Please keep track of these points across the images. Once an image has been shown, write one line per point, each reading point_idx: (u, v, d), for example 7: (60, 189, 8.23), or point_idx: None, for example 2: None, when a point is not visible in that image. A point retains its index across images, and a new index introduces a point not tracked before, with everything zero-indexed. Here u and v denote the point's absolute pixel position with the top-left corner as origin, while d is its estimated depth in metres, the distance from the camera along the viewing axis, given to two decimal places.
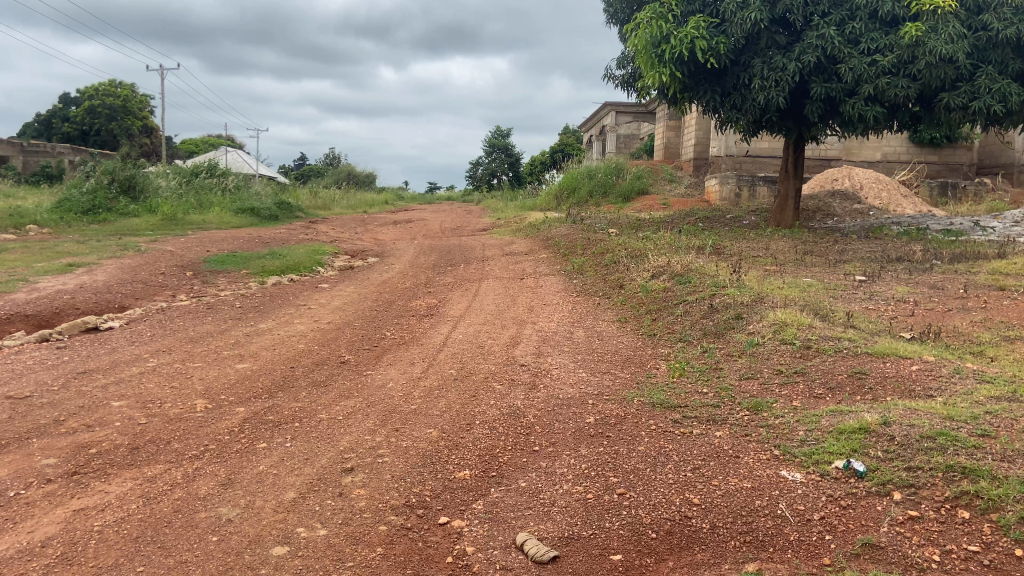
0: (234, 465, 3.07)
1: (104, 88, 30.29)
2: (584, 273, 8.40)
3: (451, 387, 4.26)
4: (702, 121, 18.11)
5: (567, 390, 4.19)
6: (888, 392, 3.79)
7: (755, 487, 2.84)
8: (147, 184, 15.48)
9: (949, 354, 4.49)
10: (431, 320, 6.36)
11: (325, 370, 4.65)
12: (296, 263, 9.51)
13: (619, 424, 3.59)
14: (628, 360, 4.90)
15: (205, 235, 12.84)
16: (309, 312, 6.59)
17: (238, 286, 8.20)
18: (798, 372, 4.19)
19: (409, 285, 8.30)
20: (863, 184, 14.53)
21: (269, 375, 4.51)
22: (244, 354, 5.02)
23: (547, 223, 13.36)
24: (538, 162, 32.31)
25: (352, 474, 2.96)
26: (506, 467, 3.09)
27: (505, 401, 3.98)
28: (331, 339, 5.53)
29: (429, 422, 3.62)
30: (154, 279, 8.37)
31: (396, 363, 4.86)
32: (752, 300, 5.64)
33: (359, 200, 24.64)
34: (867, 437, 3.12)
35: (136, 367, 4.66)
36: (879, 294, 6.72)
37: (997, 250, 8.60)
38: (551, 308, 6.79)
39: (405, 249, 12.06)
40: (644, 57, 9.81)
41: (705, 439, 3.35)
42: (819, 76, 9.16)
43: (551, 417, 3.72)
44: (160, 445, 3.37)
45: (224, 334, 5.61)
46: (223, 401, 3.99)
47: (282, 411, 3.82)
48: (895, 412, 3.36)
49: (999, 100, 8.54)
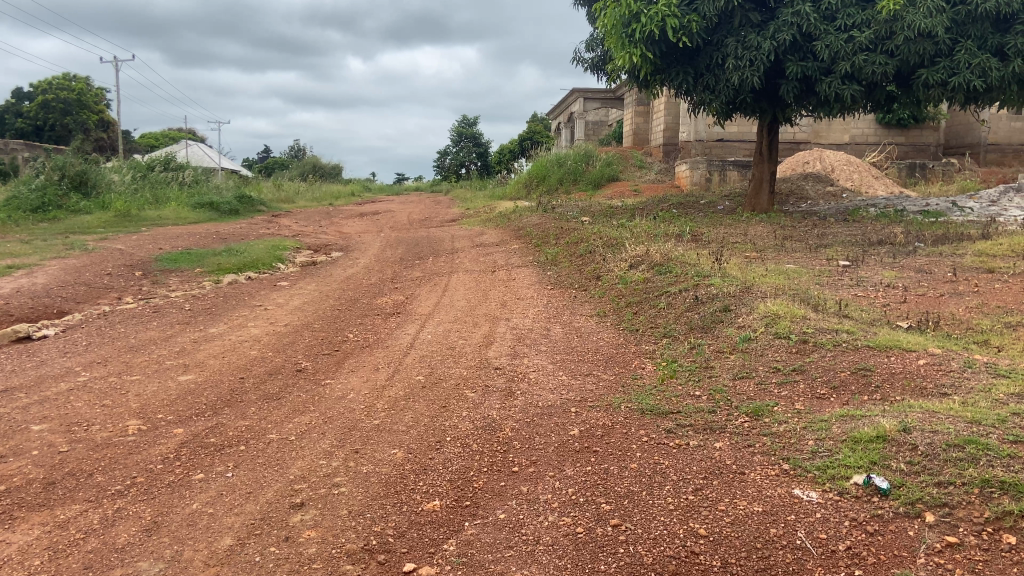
0: (164, 504, 2.64)
1: (58, 82, 29.17)
2: (558, 264, 8.01)
3: (420, 396, 3.85)
4: (671, 105, 17.81)
5: (547, 397, 3.80)
6: (896, 391, 3.47)
7: (769, 512, 2.48)
8: (100, 179, 14.78)
9: (954, 345, 4.18)
10: (397, 320, 5.91)
11: (279, 380, 4.21)
12: (254, 260, 9.01)
13: (606, 436, 3.22)
14: (611, 359, 4.52)
15: (159, 232, 12.22)
16: (265, 313, 6.11)
17: (190, 286, 7.68)
18: (797, 370, 3.84)
19: (374, 281, 7.85)
20: (834, 166, 14.33)
21: (215, 388, 4.05)
22: (189, 363, 4.55)
23: (518, 213, 12.95)
24: (506, 150, 31.77)
25: (302, 511, 2.54)
26: (482, 495, 2.70)
27: (479, 412, 3.57)
28: (287, 344, 5.07)
29: (394, 440, 3.20)
30: (99, 281, 7.81)
31: (358, 369, 4.44)
32: (739, 291, 5.29)
33: (323, 192, 24.00)
34: (887, 447, 2.78)
35: (65, 383, 4.17)
36: (867, 279, 6.42)
37: (980, 231, 8.40)
38: (525, 303, 6.39)
39: (371, 243, 11.57)
40: (615, 38, 9.44)
41: (704, 452, 2.99)
42: (795, 54, 8.85)
43: (530, 430, 3.32)
44: (80, 478, 2.92)
45: (170, 340, 5.13)
46: (160, 422, 3.54)
47: (226, 431, 3.38)
48: (912, 415, 3.02)
49: (979, 75, 8.28)
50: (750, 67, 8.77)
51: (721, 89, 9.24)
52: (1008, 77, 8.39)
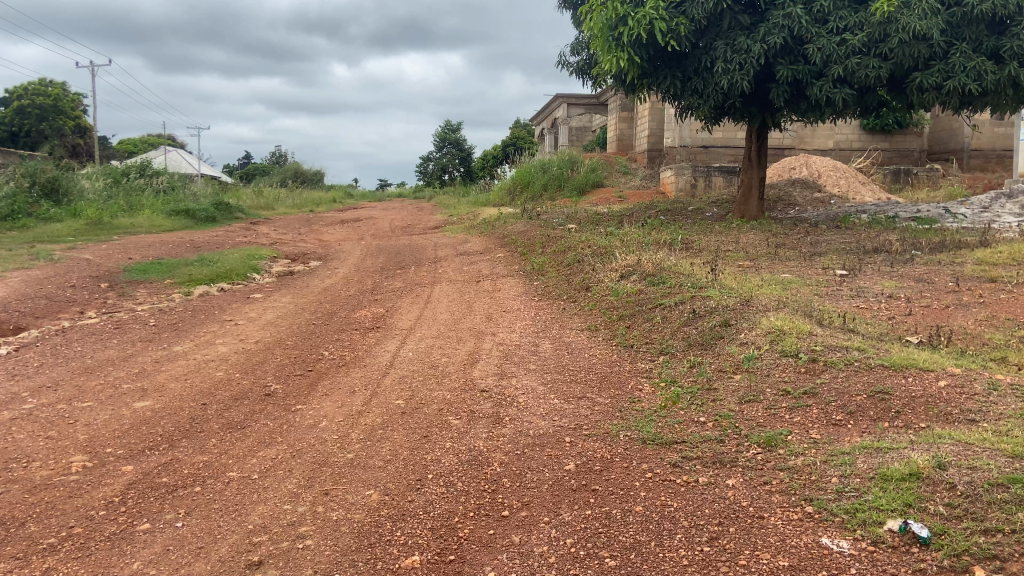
0: (100, 564, 2.30)
1: (33, 87, 28.41)
2: (545, 273, 7.69)
3: (399, 424, 3.51)
4: (656, 111, 17.62)
5: (538, 425, 3.47)
6: (919, 417, 3.19)
7: (796, 567, 2.18)
8: (72, 186, 14.34)
9: (973, 364, 3.92)
10: (376, 335, 5.57)
11: (245, 406, 3.83)
12: (228, 270, 8.63)
13: (605, 472, 2.89)
14: (605, 380, 4.21)
15: (131, 241, 11.76)
16: (235, 329, 5.73)
17: (159, 299, 7.29)
18: (809, 394, 3.54)
19: (353, 292, 7.49)
20: (821, 172, 14.15)
21: (173, 416, 3.68)
22: (147, 388, 4.17)
23: (502, 219, 12.64)
24: (490, 156, 31.46)
25: (259, 572, 2.22)
26: (468, 548, 2.37)
27: (464, 443, 3.24)
28: (257, 364, 4.69)
29: (368, 479, 2.86)
30: (61, 294, 7.37)
31: (332, 393, 4.07)
32: (739, 303, 5.01)
33: (305, 198, 23.52)
34: (921, 486, 2.50)
35: (7, 412, 3.78)
36: (867, 289, 6.17)
37: (978, 238, 8.18)
38: (512, 316, 6.07)
39: (351, 251, 11.20)
40: (601, 41, 9.17)
41: (715, 491, 2.69)
42: (786, 58, 8.62)
43: (521, 465, 2.99)
44: (9, 529, 2.56)
45: (130, 360, 4.74)
46: (107, 457, 3.18)
47: (180, 469, 3.02)
48: (944, 448, 2.74)
49: (975, 79, 8.07)
50: (740, 70, 8.51)
51: (710, 93, 8.97)
52: (1003, 81, 8.18)
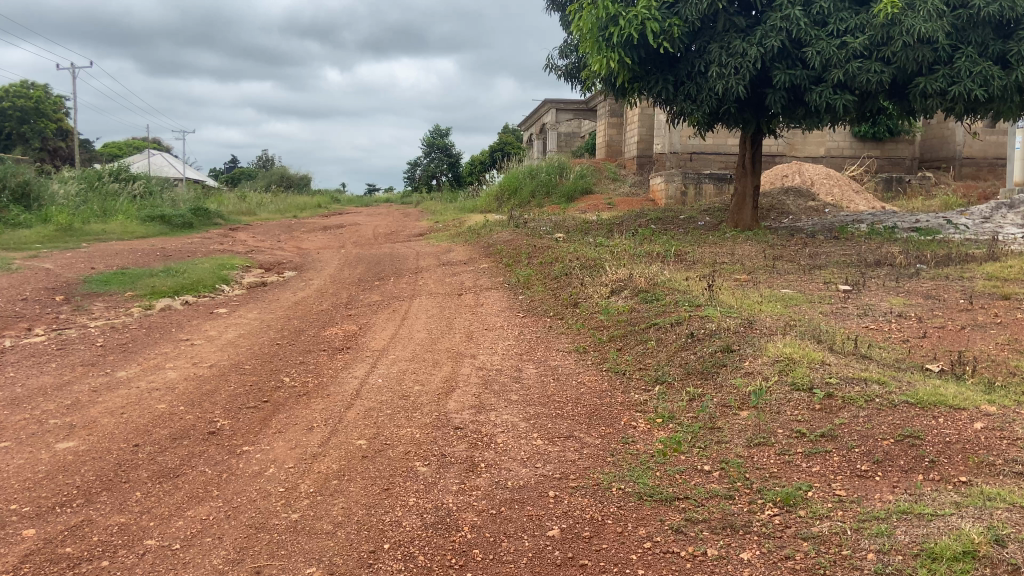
0: None
1: (14, 88, 27.61)
2: (531, 288, 7.23)
3: (357, 473, 3.04)
4: (646, 117, 17.21)
5: (518, 474, 3.00)
6: (957, 469, 2.75)
7: None
8: (43, 191, 13.80)
9: (1006, 399, 3.48)
10: (344, 358, 5.07)
11: (182, 449, 3.34)
12: (194, 281, 8.12)
13: (595, 541, 2.45)
14: (595, 414, 3.74)
15: (98, 248, 11.19)
16: (190, 350, 5.22)
17: (115, 314, 6.77)
18: (828, 438, 3.10)
19: (326, 307, 7.01)
20: (814, 179, 13.81)
21: (97, 461, 3.18)
22: (77, 424, 3.67)
23: (488, 227, 12.16)
24: (477, 161, 30.98)
25: None
26: None
27: (431, 499, 2.76)
28: (206, 394, 4.19)
29: (312, 551, 2.40)
30: (9, 308, 6.82)
31: (286, 431, 3.59)
32: (742, 325, 4.55)
33: (288, 203, 22.91)
34: (978, 569, 2.05)
35: None
36: (874, 308, 5.75)
37: (985, 252, 7.77)
38: (494, 335, 5.60)
39: (329, 261, 10.69)
40: (590, 41, 8.72)
41: (727, 571, 2.24)
42: (783, 62, 8.21)
43: (496, 530, 2.53)
44: None
45: (64, 390, 4.24)
46: (9, 518, 2.68)
47: (90, 535, 2.54)
48: (1000, 517, 2.29)
49: (981, 84, 7.65)
50: (735, 74, 8.08)
51: (704, 97, 8.54)
52: (1010, 86, 7.79)
